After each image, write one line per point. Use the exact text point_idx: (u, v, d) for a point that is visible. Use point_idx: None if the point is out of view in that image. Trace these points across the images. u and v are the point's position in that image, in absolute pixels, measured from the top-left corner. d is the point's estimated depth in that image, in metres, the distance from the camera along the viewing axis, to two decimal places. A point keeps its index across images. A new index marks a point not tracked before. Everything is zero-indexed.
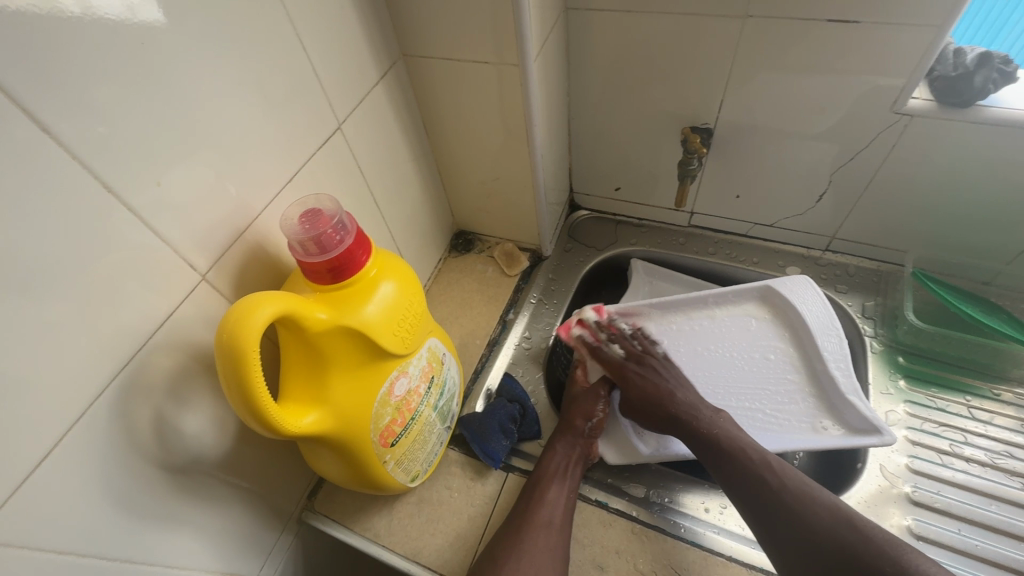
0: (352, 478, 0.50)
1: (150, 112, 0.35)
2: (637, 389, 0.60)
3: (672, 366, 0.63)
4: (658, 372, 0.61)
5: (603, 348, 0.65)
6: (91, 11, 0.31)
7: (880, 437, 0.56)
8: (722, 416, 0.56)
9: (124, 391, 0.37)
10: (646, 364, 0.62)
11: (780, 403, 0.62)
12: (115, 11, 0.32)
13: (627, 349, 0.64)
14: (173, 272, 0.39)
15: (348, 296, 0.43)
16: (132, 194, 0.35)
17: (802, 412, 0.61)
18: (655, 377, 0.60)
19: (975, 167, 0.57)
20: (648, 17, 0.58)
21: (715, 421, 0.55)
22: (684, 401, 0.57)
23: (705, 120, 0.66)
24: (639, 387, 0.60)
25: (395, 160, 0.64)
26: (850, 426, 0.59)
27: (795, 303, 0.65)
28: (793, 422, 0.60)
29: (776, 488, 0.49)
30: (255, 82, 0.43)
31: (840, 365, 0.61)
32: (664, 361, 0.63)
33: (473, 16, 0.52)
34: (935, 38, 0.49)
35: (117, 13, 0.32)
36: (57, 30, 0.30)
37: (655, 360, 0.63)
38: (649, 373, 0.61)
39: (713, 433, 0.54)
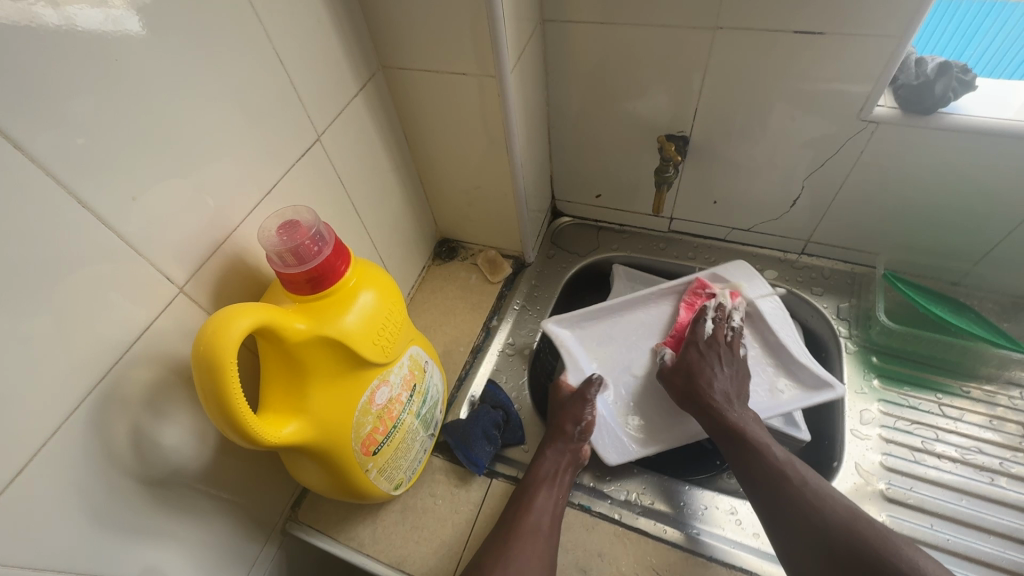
0: (334, 487, 0.50)
1: (126, 126, 0.36)
2: (688, 362, 0.61)
3: (736, 361, 0.61)
4: (719, 363, 0.60)
5: (699, 320, 0.64)
6: (65, 28, 0.31)
7: (831, 389, 0.61)
8: (750, 418, 0.57)
9: (100, 404, 0.37)
10: (713, 347, 0.61)
11: (747, 375, 0.65)
12: (93, 24, 0.33)
13: (716, 331, 0.63)
14: (151, 285, 0.39)
15: (328, 306, 0.43)
16: (108, 208, 0.35)
17: (764, 375, 0.66)
18: (715, 370, 0.60)
19: (938, 172, 0.59)
20: (623, 29, 0.60)
21: (744, 422, 0.56)
22: (720, 397, 0.58)
23: (681, 128, 0.68)
24: (691, 362, 0.61)
25: (376, 169, 0.64)
26: (805, 384, 0.63)
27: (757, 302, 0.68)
28: (755, 388, 0.64)
29: (796, 485, 0.49)
30: (234, 96, 0.43)
31: (787, 331, 0.66)
32: (733, 357, 0.61)
33: (450, 28, 0.53)
34: (896, 48, 0.51)
35: (91, 29, 0.32)
36: (34, 44, 0.30)
37: (726, 351, 0.61)
38: (707, 357, 0.61)
39: (739, 428, 0.55)
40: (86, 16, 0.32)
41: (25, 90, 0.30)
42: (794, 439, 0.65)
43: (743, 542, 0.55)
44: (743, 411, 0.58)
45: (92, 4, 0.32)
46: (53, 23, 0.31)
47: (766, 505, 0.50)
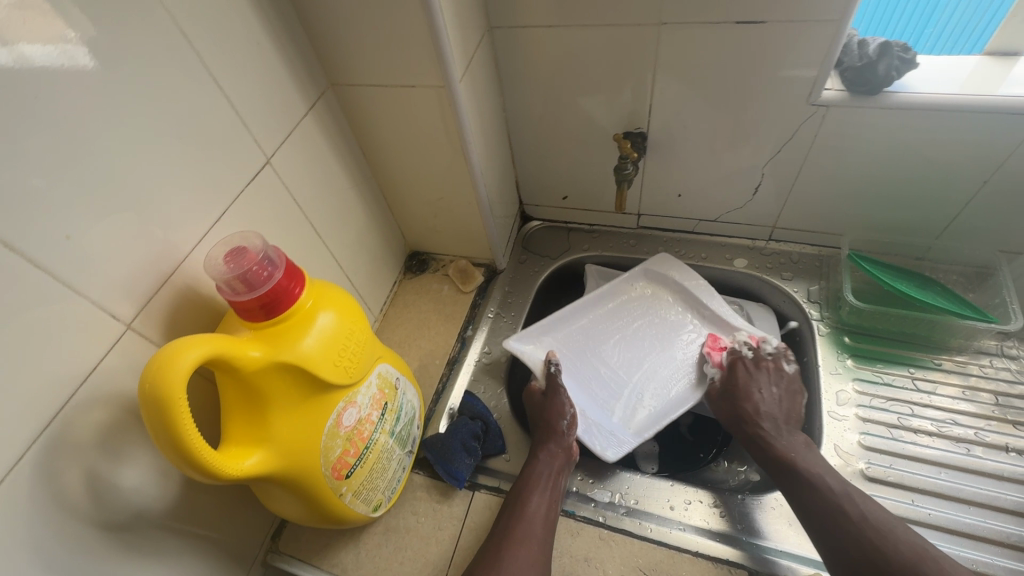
0: (309, 515, 0.49)
1: (54, 164, 0.35)
2: (734, 386, 0.63)
3: (784, 378, 0.62)
4: (767, 385, 0.62)
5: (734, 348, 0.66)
6: (18, 61, 0.32)
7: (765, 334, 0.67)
8: (801, 444, 0.57)
9: (48, 453, 0.36)
10: (757, 369, 0.63)
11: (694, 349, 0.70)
12: (48, 58, 0.33)
13: (756, 352, 0.64)
14: (96, 324, 0.38)
15: (283, 331, 0.42)
16: (41, 251, 0.34)
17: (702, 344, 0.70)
18: (762, 395, 0.61)
19: (890, 149, 0.60)
20: (570, 31, 0.60)
21: (794, 447, 0.56)
22: (767, 419, 0.59)
23: (638, 125, 0.68)
24: (738, 384, 0.62)
25: (335, 188, 0.63)
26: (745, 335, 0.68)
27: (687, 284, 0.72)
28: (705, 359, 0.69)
29: None
30: (174, 126, 0.42)
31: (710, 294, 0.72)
32: (777, 371, 0.63)
33: (395, 42, 0.53)
34: (837, 31, 0.52)
35: (46, 60, 0.33)
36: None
37: (772, 371, 0.63)
38: (754, 377, 0.62)
39: (790, 454, 0.56)
40: (41, 52, 0.33)
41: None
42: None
43: (728, 533, 0.54)
44: (791, 437, 0.58)
45: (39, 40, 0.33)
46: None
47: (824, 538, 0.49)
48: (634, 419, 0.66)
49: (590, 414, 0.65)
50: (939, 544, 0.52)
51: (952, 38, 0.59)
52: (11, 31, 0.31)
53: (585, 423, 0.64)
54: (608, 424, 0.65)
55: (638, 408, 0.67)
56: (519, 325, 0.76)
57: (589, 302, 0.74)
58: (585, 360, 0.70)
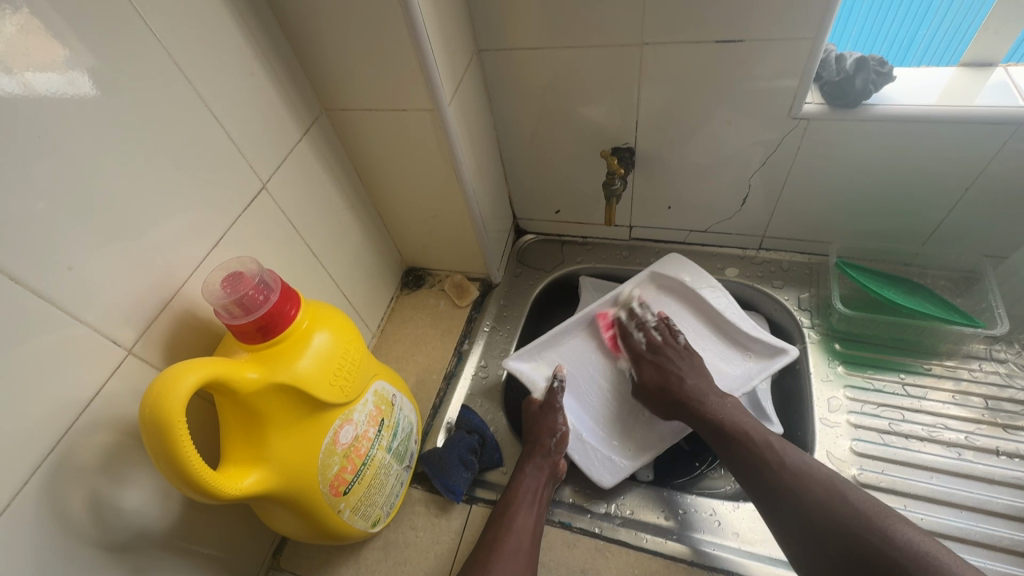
0: (309, 532, 0.50)
1: (57, 199, 0.36)
2: (653, 372, 0.62)
3: (685, 351, 0.63)
4: (674, 361, 0.62)
5: (628, 336, 0.67)
6: (24, 89, 0.34)
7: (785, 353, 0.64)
8: (730, 405, 0.58)
9: (52, 477, 0.37)
10: (658, 354, 0.63)
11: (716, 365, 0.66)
12: (53, 86, 0.35)
13: (648, 338, 0.65)
14: (98, 350, 0.40)
15: (280, 352, 0.43)
16: (44, 283, 0.36)
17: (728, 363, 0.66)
18: (682, 368, 0.61)
19: (871, 159, 0.61)
20: (555, 53, 0.62)
21: (721, 408, 0.57)
22: (692, 390, 0.59)
23: (626, 141, 0.69)
24: (654, 372, 0.62)
25: (331, 209, 0.65)
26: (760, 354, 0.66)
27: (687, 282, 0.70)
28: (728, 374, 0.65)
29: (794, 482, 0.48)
30: (171, 157, 0.44)
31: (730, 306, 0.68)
32: (676, 347, 0.64)
33: (385, 68, 0.55)
34: (813, 48, 0.53)
35: (51, 88, 0.35)
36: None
37: (671, 349, 0.63)
38: (661, 364, 0.62)
39: (719, 418, 0.56)
40: (45, 79, 0.35)
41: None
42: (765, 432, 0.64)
43: (723, 542, 0.55)
44: (722, 400, 0.58)
45: (43, 78, 0.35)
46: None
47: (765, 502, 0.50)
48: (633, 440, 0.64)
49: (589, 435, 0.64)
50: None
51: (944, 40, 0.60)
52: (15, 60, 0.33)
53: (580, 445, 0.63)
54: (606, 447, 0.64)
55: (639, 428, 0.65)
56: (514, 338, 0.77)
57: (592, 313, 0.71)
58: (587, 377, 0.69)
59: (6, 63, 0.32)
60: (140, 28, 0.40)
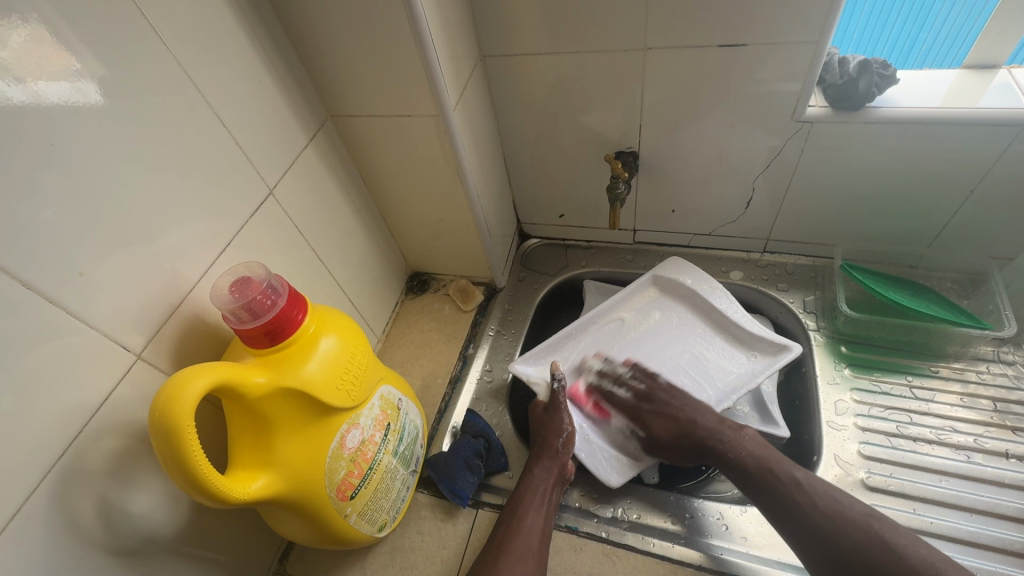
0: (315, 536, 0.50)
1: (69, 206, 0.37)
2: (664, 420, 0.61)
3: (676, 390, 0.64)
4: (673, 404, 0.61)
5: (608, 395, 0.66)
6: (35, 101, 0.34)
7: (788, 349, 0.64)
8: (749, 437, 0.56)
9: (62, 482, 0.37)
10: (654, 399, 0.63)
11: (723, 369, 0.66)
12: (65, 97, 0.36)
13: (633, 389, 0.65)
14: (107, 355, 0.40)
15: (288, 356, 0.44)
16: (56, 289, 0.36)
17: (730, 361, 0.67)
18: (688, 408, 0.61)
19: (875, 161, 0.61)
20: (559, 58, 0.62)
21: (740, 441, 0.56)
22: (707, 429, 0.58)
23: (629, 145, 0.70)
24: (665, 417, 0.61)
25: (336, 215, 0.65)
26: (765, 353, 0.66)
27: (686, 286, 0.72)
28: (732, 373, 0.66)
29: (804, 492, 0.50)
30: (180, 164, 0.45)
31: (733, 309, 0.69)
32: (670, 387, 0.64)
33: (391, 75, 0.55)
34: (816, 51, 0.53)
35: (63, 99, 0.36)
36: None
37: (663, 391, 0.63)
38: (664, 407, 0.62)
39: (744, 454, 0.55)
40: (55, 89, 0.35)
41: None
42: (770, 435, 0.64)
43: (730, 547, 0.55)
44: (740, 434, 0.57)
45: (55, 89, 0.35)
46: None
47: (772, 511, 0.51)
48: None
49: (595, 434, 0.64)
50: (943, 554, 0.53)
51: (946, 42, 0.60)
52: (25, 69, 0.33)
53: (586, 444, 0.63)
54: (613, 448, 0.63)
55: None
56: (519, 342, 0.78)
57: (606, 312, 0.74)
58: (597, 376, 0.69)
59: (16, 73, 0.33)
60: (151, 38, 0.41)
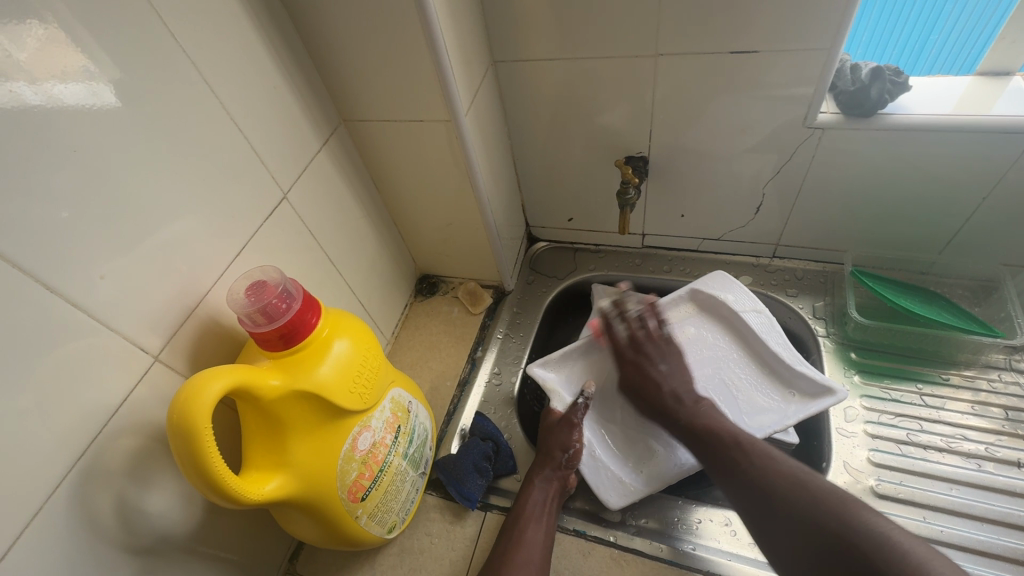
0: (327, 537, 0.50)
1: (88, 210, 0.38)
2: (637, 372, 0.62)
3: (671, 347, 0.64)
4: (654, 360, 0.63)
5: (610, 328, 0.67)
6: (50, 102, 0.35)
7: (833, 395, 0.60)
8: (704, 409, 0.58)
9: (82, 481, 0.38)
10: (640, 351, 0.64)
11: (752, 399, 0.63)
12: (78, 99, 0.36)
13: (631, 333, 0.65)
14: (126, 357, 0.41)
15: (301, 360, 0.44)
16: (76, 291, 0.37)
17: (762, 396, 0.63)
18: (663, 371, 0.61)
19: (886, 167, 0.61)
20: (569, 64, 0.63)
21: (695, 413, 0.58)
22: (669, 395, 0.60)
23: (639, 149, 0.70)
24: (639, 371, 0.62)
25: (348, 218, 0.66)
26: (805, 392, 0.62)
27: (721, 299, 0.68)
28: (762, 408, 0.62)
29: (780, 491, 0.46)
30: (196, 169, 0.45)
31: (777, 340, 0.65)
32: (670, 342, 0.64)
33: (403, 80, 0.56)
34: (827, 58, 0.53)
35: (77, 101, 0.36)
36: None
37: (655, 344, 0.64)
38: (642, 361, 0.63)
39: (695, 426, 0.56)
40: (69, 89, 0.36)
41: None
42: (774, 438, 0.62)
43: (738, 552, 0.55)
44: (695, 405, 0.59)
45: (72, 92, 0.36)
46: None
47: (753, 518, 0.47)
48: (651, 464, 0.61)
49: (604, 455, 0.62)
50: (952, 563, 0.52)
51: (955, 47, 0.60)
52: (39, 68, 0.34)
53: (592, 462, 0.61)
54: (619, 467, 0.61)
55: (659, 452, 0.61)
56: (527, 346, 0.78)
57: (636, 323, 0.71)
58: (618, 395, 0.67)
59: (31, 74, 0.33)
60: (170, 45, 0.42)
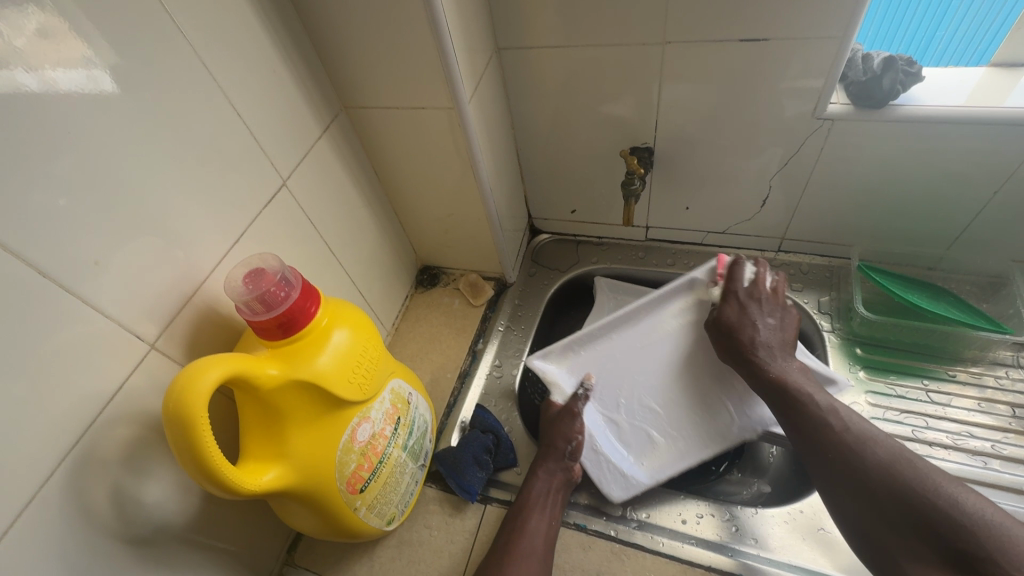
0: (325, 529, 0.50)
1: (84, 195, 0.37)
2: (741, 316, 0.59)
3: (780, 310, 0.60)
4: (761, 316, 0.59)
5: (736, 267, 0.61)
6: (49, 90, 0.34)
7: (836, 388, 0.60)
8: (794, 369, 0.56)
9: (76, 471, 0.37)
10: (754, 300, 0.60)
11: None
12: (78, 86, 0.36)
13: (755, 283, 0.60)
14: (121, 345, 0.40)
15: (300, 349, 0.43)
16: (71, 277, 0.36)
17: None
18: (767, 328, 0.58)
19: (897, 160, 0.60)
20: (575, 52, 0.61)
21: (786, 370, 0.56)
22: (763, 348, 0.57)
23: (645, 140, 0.69)
24: (745, 315, 0.59)
25: (348, 207, 0.65)
26: None
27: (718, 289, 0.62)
28: None
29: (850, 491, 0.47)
30: (194, 154, 0.44)
31: None
32: (777, 304, 0.60)
33: (406, 66, 0.55)
34: (840, 47, 0.52)
35: (77, 88, 0.36)
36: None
37: (768, 299, 0.60)
38: (748, 310, 0.59)
39: (780, 382, 0.55)
40: (68, 77, 0.35)
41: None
42: (768, 433, 0.61)
43: (743, 547, 0.54)
44: (786, 362, 0.57)
45: (69, 76, 0.35)
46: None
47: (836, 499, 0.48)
48: (652, 455, 0.63)
49: (608, 446, 0.63)
50: None
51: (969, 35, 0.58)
52: (39, 57, 0.33)
53: (594, 455, 0.61)
54: (624, 458, 0.62)
55: (659, 442, 0.63)
56: (529, 338, 0.77)
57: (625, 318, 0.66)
58: (616, 385, 0.66)
59: (29, 61, 0.33)
60: (167, 27, 0.40)
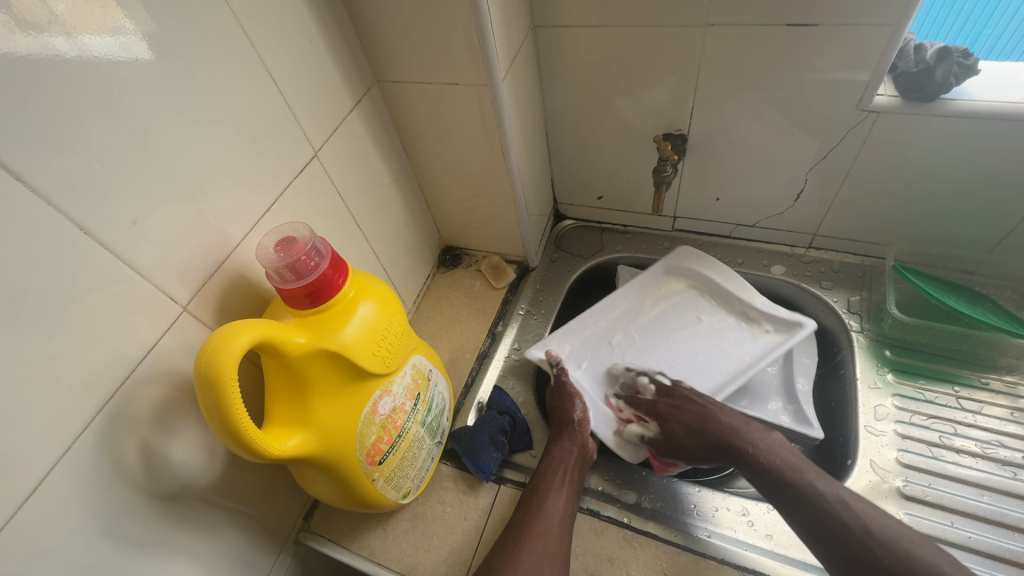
0: (343, 498, 0.51)
1: (123, 155, 0.37)
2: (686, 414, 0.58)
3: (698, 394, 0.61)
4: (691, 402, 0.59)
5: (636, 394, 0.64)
6: (76, 52, 0.33)
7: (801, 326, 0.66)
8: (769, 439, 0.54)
9: (109, 424, 0.38)
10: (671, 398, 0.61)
11: (736, 347, 0.68)
12: (108, 50, 0.35)
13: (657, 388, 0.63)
14: (156, 304, 0.41)
15: (326, 319, 0.44)
16: (109, 235, 0.37)
17: (743, 346, 0.68)
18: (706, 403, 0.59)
19: (944, 158, 0.57)
20: (613, 31, 0.60)
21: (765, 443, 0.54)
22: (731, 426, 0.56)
23: (678, 127, 0.67)
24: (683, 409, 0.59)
25: (376, 182, 0.65)
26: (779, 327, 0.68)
27: (697, 269, 0.74)
28: (741, 348, 0.68)
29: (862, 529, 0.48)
30: (228, 120, 0.44)
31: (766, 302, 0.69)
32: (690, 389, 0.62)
33: (441, 41, 0.54)
34: (892, 36, 0.50)
35: (106, 54, 0.35)
36: (11, 61, 0.30)
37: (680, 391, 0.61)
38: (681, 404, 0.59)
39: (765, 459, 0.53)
40: (98, 43, 0.34)
41: (20, 113, 0.31)
42: (789, 430, 0.62)
43: (756, 544, 0.54)
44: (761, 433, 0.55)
45: (106, 37, 0.35)
46: (38, 55, 0.31)
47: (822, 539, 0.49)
48: None
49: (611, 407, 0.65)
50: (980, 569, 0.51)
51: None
52: (74, 21, 0.33)
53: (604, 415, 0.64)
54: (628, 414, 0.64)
55: None
56: (550, 323, 0.77)
57: (613, 301, 0.74)
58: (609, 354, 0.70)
59: (63, 25, 0.32)
60: None
